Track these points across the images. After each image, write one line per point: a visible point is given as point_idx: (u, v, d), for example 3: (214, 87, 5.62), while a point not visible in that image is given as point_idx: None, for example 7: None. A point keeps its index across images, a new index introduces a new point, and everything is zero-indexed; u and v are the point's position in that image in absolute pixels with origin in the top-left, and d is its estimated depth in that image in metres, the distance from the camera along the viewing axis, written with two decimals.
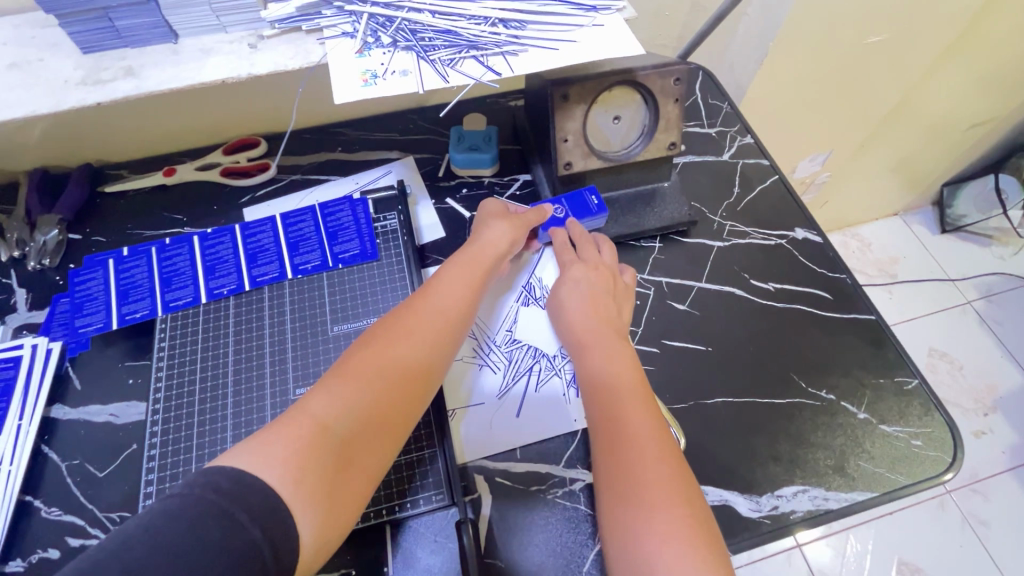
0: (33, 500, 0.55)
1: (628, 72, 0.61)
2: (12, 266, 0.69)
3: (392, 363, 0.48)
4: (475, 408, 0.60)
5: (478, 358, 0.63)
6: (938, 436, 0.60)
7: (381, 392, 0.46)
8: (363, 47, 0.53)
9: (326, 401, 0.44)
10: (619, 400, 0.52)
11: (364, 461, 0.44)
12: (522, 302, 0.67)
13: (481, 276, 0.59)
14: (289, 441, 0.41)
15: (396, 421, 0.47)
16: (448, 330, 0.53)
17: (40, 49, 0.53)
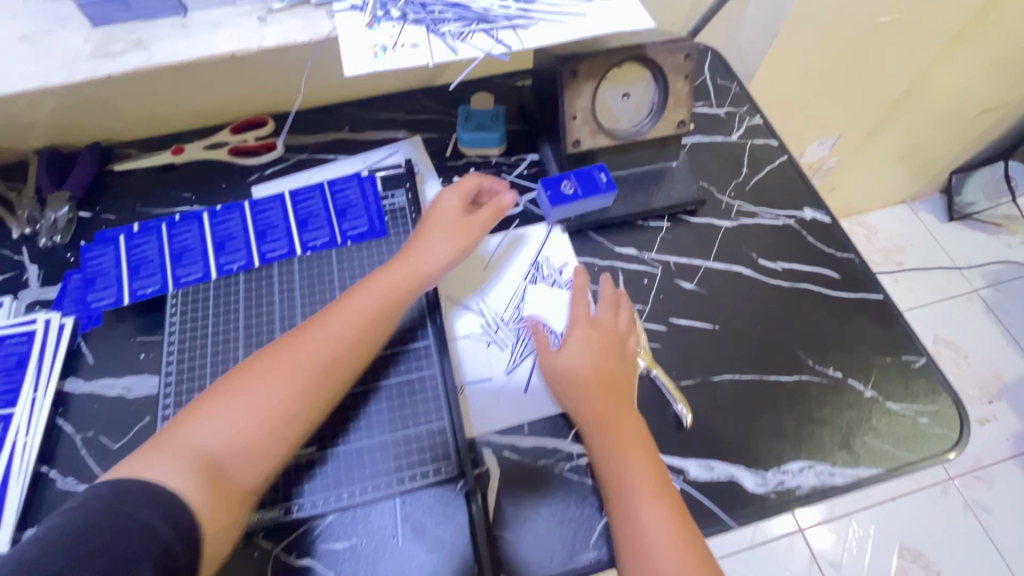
0: (49, 470, 0.56)
1: (638, 47, 0.61)
2: (23, 243, 0.69)
3: (284, 378, 0.50)
4: (484, 386, 0.60)
5: (486, 335, 0.63)
6: (944, 413, 0.60)
7: (268, 407, 0.49)
8: (372, 20, 0.53)
9: (212, 414, 0.48)
10: (626, 474, 0.51)
11: (244, 472, 0.47)
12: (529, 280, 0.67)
13: (403, 284, 0.58)
14: (165, 455, 0.45)
15: (283, 434, 0.49)
16: (350, 343, 0.54)
17: (48, 22, 0.53)
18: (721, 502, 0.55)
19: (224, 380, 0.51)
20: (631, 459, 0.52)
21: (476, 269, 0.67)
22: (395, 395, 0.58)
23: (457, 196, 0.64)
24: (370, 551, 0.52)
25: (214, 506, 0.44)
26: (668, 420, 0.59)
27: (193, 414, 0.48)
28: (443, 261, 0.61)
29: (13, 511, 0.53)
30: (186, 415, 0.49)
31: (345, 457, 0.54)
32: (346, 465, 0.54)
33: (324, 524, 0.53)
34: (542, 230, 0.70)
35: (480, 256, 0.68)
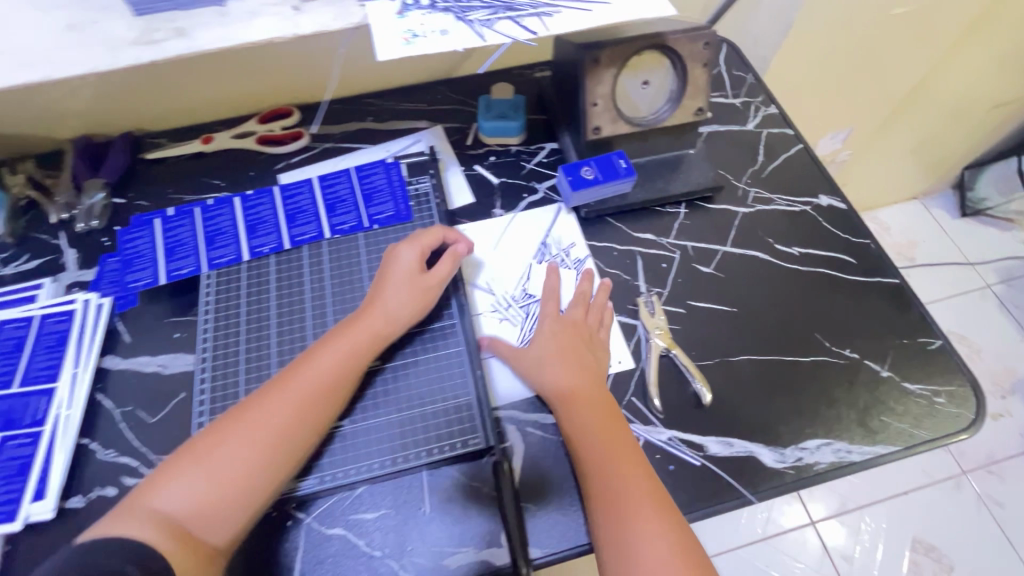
0: (90, 442, 0.58)
1: (658, 36, 0.62)
2: (60, 228, 0.72)
3: (246, 437, 0.50)
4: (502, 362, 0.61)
5: (496, 312, 0.65)
6: (960, 394, 0.61)
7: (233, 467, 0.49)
8: (402, 9, 0.55)
9: (179, 479, 0.48)
10: (604, 466, 0.51)
11: (211, 533, 0.47)
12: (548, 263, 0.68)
13: (366, 339, 0.57)
14: (135, 518, 0.46)
15: (248, 494, 0.48)
16: (313, 400, 0.52)
17: (93, 11, 0.55)
18: (740, 478, 0.56)
19: (191, 443, 0.50)
20: (615, 459, 0.51)
21: (494, 250, 0.69)
22: (421, 370, 0.59)
23: (420, 246, 0.62)
24: (399, 521, 0.53)
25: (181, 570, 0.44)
26: (687, 398, 0.60)
27: (161, 478, 0.48)
28: (411, 300, 0.59)
29: (58, 480, 0.55)
30: (155, 479, 0.49)
31: (364, 440, 0.56)
32: (374, 439, 0.56)
33: (354, 495, 0.54)
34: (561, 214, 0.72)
35: (497, 239, 0.70)
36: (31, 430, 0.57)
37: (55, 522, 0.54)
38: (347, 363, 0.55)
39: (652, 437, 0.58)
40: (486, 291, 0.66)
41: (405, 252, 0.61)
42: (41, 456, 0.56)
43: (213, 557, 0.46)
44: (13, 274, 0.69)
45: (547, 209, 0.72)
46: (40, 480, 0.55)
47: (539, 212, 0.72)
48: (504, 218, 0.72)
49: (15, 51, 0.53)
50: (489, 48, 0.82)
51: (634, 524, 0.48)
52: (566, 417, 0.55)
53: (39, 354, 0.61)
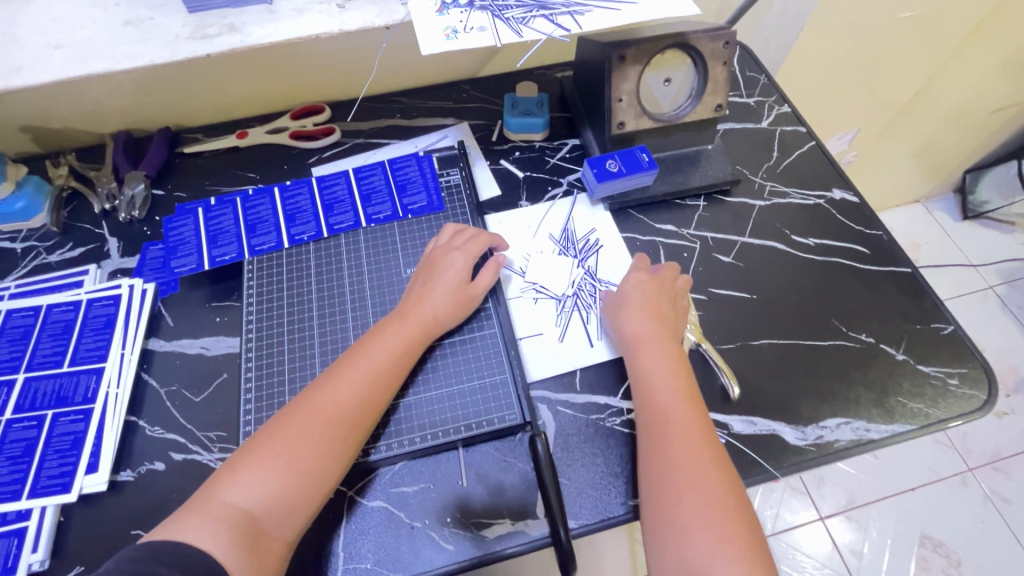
0: (137, 420, 0.61)
1: (680, 35, 0.65)
2: (102, 218, 0.75)
3: (311, 431, 0.50)
4: (530, 343, 0.64)
5: (531, 293, 0.68)
6: (973, 376, 0.63)
7: (298, 462, 0.48)
8: (442, 7, 0.58)
9: (244, 475, 0.47)
10: (669, 424, 0.53)
11: (278, 528, 0.46)
12: (582, 249, 0.72)
13: (415, 336, 0.58)
14: (199, 520, 0.44)
15: (313, 488, 0.48)
16: (370, 394, 0.53)
17: (148, 9, 0.59)
18: (764, 454, 0.58)
19: (252, 441, 0.50)
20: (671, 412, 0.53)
21: (528, 237, 0.72)
22: (459, 349, 0.62)
23: (468, 250, 0.64)
24: (439, 495, 0.56)
25: (253, 565, 0.44)
26: (715, 392, 0.62)
27: (219, 480, 0.47)
28: (454, 302, 0.61)
29: (109, 454, 0.57)
30: (213, 482, 0.47)
31: (415, 419, 0.58)
32: (417, 415, 0.58)
33: (395, 470, 0.57)
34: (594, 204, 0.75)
35: (531, 225, 0.73)
36: (83, 407, 0.59)
37: (107, 494, 0.56)
38: (401, 359, 0.56)
39: None
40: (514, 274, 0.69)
41: (449, 256, 0.64)
42: (93, 432, 0.58)
43: (281, 553, 0.46)
44: (58, 261, 0.71)
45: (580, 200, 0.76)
46: (92, 455, 0.57)
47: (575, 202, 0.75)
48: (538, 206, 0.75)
49: (76, 45, 0.56)
50: (513, 50, 0.86)
51: (682, 480, 0.49)
52: (638, 364, 0.58)
53: (88, 336, 0.63)
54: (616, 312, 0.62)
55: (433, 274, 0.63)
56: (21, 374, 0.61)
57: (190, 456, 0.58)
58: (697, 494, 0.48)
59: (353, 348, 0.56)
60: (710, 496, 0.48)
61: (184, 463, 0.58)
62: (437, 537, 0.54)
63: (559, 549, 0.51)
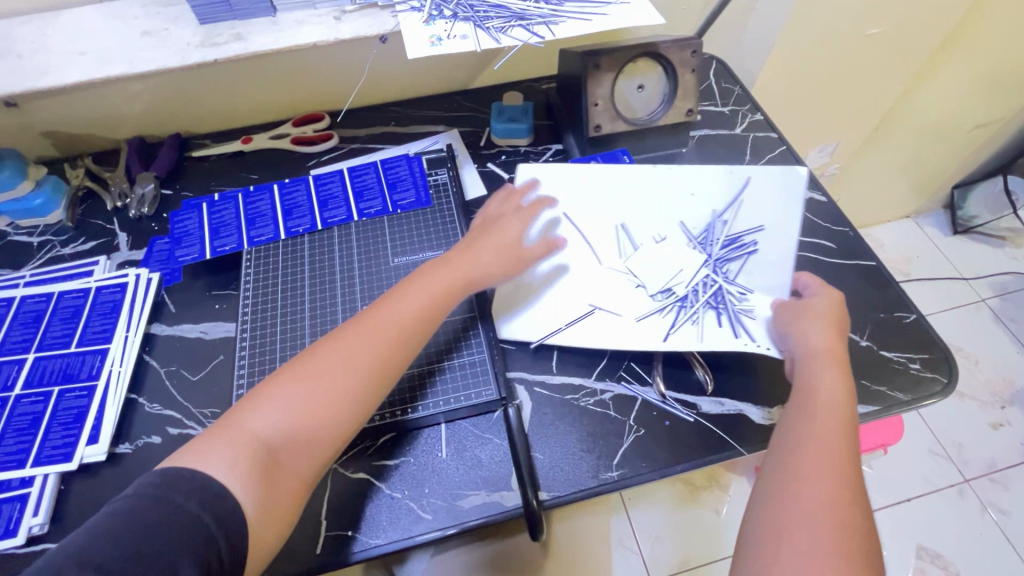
0: (137, 397, 0.64)
1: (652, 44, 0.71)
2: (114, 214, 0.80)
3: (335, 371, 0.52)
4: (603, 312, 0.65)
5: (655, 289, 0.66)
6: (935, 360, 0.66)
7: (322, 399, 0.51)
8: (429, 18, 0.64)
9: (267, 406, 0.50)
10: (824, 446, 0.49)
11: (294, 461, 0.49)
12: (733, 247, 0.68)
13: (446, 295, 0.59)
14: (221, 446, 0.47)
15: (332, 428, 0.51)
16: (399, 340, 0.55)
17: (164, 21, 0.65)
18: (731, 432, 0.60)
19: (281, 370, 0.53)
20: (824, 439, 0.49)
21: (674, 195, 0.73)
22: (456, 329, 0.66)
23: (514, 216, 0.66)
24: (418, 468, 0.59)
25: (268, 495, 0.47)
26: (692, 384, 0.63)
27: (242, 409, 0.50)
28: (491, 264, 0.62)
29: (110, 426, 0.61)
30: (248, 403, 0.51)
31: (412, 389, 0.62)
32: (419, 385, 0.62)
33: (377, 444, 0.60)
34: (787, 208, 0.70)
35: (684, 184, 0.73)
36: (87, 384, 0.63)
37: (106, 464, 0.60)
38: (432, 318, 0.58)
39: (649, 396, 0.63)
40: (627, 246, 0.69)
41: (501, 223, 0.65)
42: (95, 406, 0.62)
43: (297, 492, 0.49)
44: (71, 253, 0.76)
45: (781, 174, 0.72)
46: (93, 427, 0.60)
47: (767, 178, 0.72)
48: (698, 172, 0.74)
49: (97, 52, 0.62)
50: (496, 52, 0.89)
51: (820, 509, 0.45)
52: (810, 377, 0.55)
53: (95, 320, 0.68)
54: (795, 326, 0.59)
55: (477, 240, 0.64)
56: (31, 354, 0.65)
57: (186, 430, 0.62)
58: (826, 522, 0.45)
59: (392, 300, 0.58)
60: (841, 536, 0.44)
61: (179, 437, 0.61)
62: (415, 507, 0.56)
63: (529, 518, 0.55)
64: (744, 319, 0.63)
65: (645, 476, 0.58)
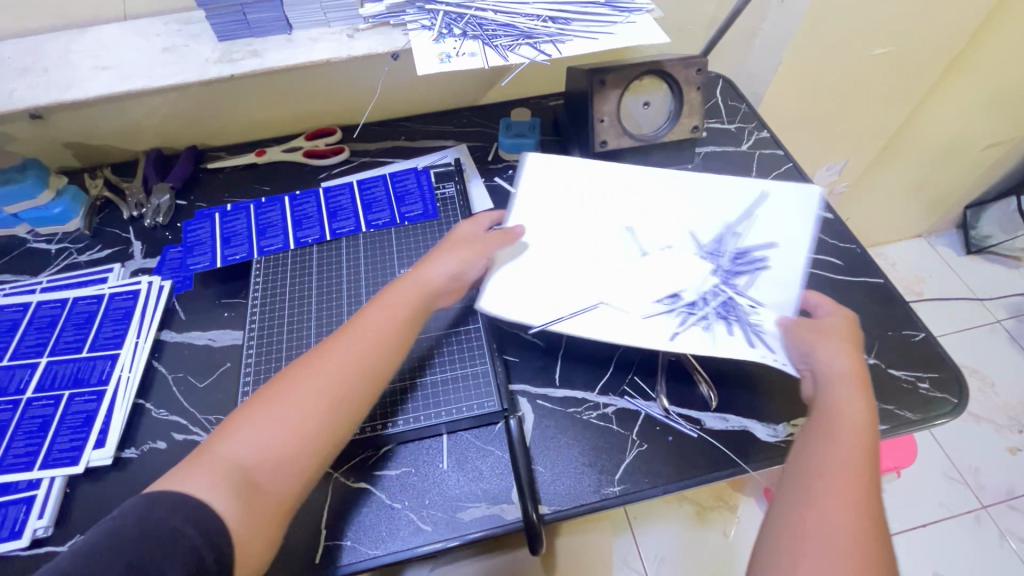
0: (145, 402, 0.65)
1: (657, 63, 0.73)
2: (130, 224, 0.82)
3: (308, 388, 0.52)
4: (610, 307, 0.62)
5: (665, 298, 0.62)
6: (944, 379, 0.65)
7: (292, 414, 0.51)
8: (439, 36, 0.65)
9: (243, 430, 0.50)
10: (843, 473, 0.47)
11: (273, 482, 0.48)
12: (743, 261, 0.64)
13: (411, 303, 0.60)
14: (199, 471, 0.47)
15: (304, 441, 0.50)
16: (370, 352, 0.56)
17: (184, 39, 0.67)
18: (735, 449, 0.60)
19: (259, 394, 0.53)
20: (843, 466, 0.47)
21: (693, 199, 0.69)
22: (454, 341, 0.66)
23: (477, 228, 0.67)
24: (419, 480, 0.58)
25: (251, 514, 0.46)
26: (695, 400, 0.63)
27: (222, 433, 0.50)
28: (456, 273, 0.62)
29: (117, 431, 0.61)
30: (218, 433, 0.50)
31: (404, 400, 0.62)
32: (415, 396, 0.62)
33: (379, 454, 0.60)
34: (801, 223, 0.66)
35: (702, 191, 0.69)
36: (96, 388, 0.64)
37: (111, 468, 0.60)
38: (399, 325, 0.59)
39: (652, 411, 0.62)
40: (633, 251, 0.66)
41: (462, 231, 0.66)
42: (103, 410, 0.63)
43: (275, 511, 0.47)
44: (87, 260, 0.78)
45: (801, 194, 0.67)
46: (101, 431, 0.61)
47: (788, 194, 0.67)
48: (714, 182, 0.70)
49: (119, 67, 0.64)
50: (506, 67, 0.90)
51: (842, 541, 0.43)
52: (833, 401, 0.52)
53: (107, 326, 0.69)
54: (816, 346, 0.56)
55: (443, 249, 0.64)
56: (44, 358, 0.66)
57: (190, 436, 0.62)
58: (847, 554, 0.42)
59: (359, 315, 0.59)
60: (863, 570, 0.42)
61: (184, 443, 0.62)
62: (415, 519, 0.56)
63: (529, 531, 0.54)
64: (757, 332, 0.59)
65: (647, 492, 0.57)
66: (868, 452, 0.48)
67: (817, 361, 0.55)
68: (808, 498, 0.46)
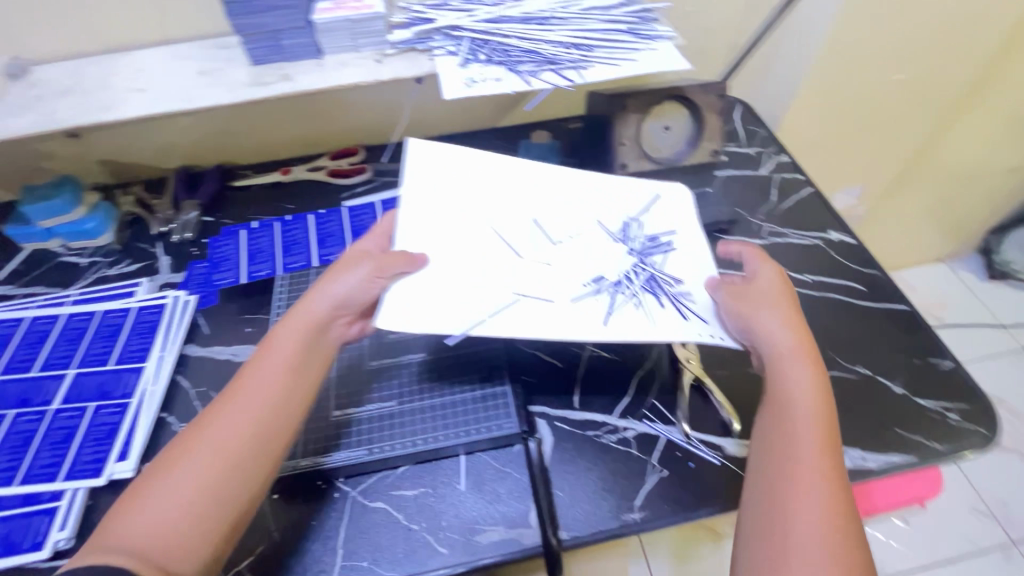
0: (167, 416, 0.66)
1: (678, 88, 0.74)
2: (158, 239, 0.84)
3: (217, 435, 0.46)
4: (531, 300, 0.55)
5: (596, 284, 0.57)
6: (974, 410, 0.64)
7: (173, 494, 0.43)
8: (464, 62, 0.67)
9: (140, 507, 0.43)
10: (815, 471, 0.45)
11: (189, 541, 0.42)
12: (650, 244, 0.63)
13: (301, 341, 0.52)
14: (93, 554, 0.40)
15: (190, 519, 0.43)
16: (279, 383, 0.50)
17: (220, 63, 0.70)
18: None
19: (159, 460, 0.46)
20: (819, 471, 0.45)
21: (595, 192, 0.67)
22: (471, 361, 0.66)
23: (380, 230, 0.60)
24: (434, 501, 0.58)
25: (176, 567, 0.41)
26: (716, 425, 0.62)
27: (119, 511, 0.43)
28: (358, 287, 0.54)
29: (140, 444, 0.62)
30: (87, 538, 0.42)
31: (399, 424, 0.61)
32: (427, 417, 0.62)
33: (396, 474, 0.60)
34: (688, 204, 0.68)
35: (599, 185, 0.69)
36: (121, 401, 0.65)
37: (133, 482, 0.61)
38: (292, 372, 0.51)
39: (672, 435, 0.62)
40: (544, 239, 0.62)
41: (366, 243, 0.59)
42: (127, 423, 0.63)
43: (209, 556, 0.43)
44: (116, 274, 0.80)
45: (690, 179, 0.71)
46: (124, 444, 0.62)
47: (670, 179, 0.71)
48: (611, 179, 0.69)
49: (157, 90, 0.67)
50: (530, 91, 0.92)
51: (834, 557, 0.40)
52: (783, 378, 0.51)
53: (133, 339, 0.70)
54: (749, 312, 0.54)
55: (336, 271, 0.56)
56: (71, 369, 0.68)
57: None
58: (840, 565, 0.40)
59: (239, 373, 0.51)
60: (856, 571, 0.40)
61: None
62: (432, 540, 0.56)
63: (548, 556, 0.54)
64: (684, 301, 0.57)
65: (668, 520, 0.56)
66: (822, 435, 0.47)
67: (754, 330, 0.53)
68: (778, 518, 0.43)
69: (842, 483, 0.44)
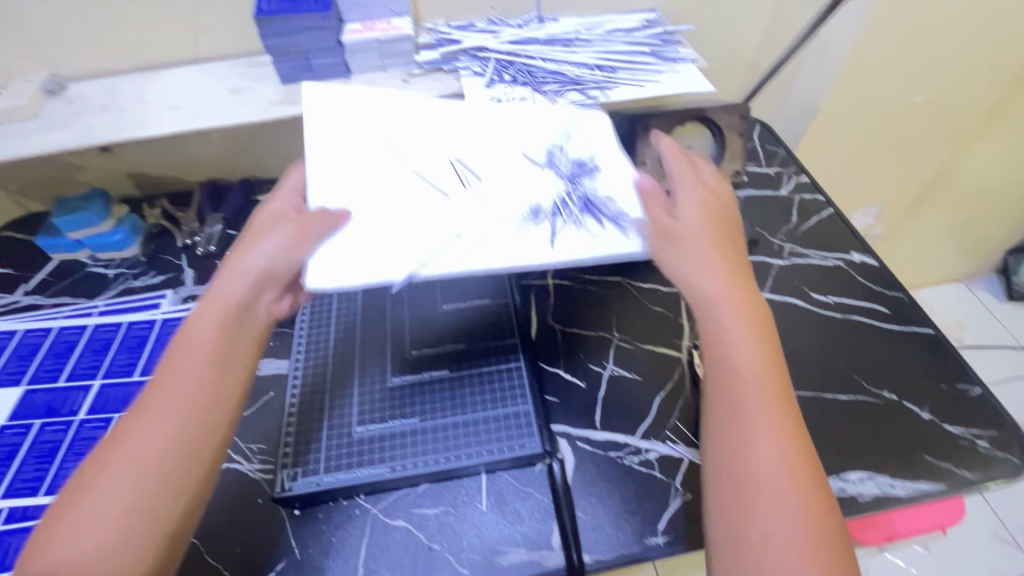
0: None
1: (699, 110, 0.75)
2: (183, 251, 0.85)
3: (152, 419, 0.44)
4: (471, 237, 0.51)
5: (533, 216, 0.53)
6: (1004, 438, 0.62)
7: (102, 495, 0.41)
8: (489, 82, 0.68)
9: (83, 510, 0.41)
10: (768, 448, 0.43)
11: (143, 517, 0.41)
12: (576, 169, 0.58)
13: (228, 308, 0.50)
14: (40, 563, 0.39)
15: (139, 496, 0.42)
16: (210, 351, 0.48)
17: (250, 81, 0.72)
18: None
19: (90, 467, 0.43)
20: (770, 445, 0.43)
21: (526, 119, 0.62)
22: (491, 379, 0.66)
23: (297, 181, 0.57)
24: (457, 520, 0.58)
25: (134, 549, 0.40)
26: None
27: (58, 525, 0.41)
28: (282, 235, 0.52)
29: None
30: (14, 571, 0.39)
31: (409, 445, 0.61)
32: (445, 435, 0.61)
33: (417, 492, 0.60)
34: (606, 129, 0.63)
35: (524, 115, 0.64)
36: None
37: None
38: (220, 353, 0.48)
39: (695, 458, 0.61)
40: (468, 173, 0.57)
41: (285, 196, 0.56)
42: None
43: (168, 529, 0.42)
44: (142, 285, 0.81)
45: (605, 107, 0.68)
46: None
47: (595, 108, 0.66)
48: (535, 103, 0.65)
49: (189, 106, 0.68)
50: None
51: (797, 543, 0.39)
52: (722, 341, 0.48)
53: (157, 350, 0.72)
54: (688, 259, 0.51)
55: (253, 236, 0.53)
56: (97, 380, 0.69)
57: (231, 465, 0.62)
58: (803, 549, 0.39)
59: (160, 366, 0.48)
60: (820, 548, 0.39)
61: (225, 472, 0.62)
62: (454, 561, 0.55)
63: None
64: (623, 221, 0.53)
65: (694, 546, 0.55)
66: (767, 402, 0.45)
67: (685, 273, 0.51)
68: (744, 498, 0.42)
69: (800, 441, 0.43)
